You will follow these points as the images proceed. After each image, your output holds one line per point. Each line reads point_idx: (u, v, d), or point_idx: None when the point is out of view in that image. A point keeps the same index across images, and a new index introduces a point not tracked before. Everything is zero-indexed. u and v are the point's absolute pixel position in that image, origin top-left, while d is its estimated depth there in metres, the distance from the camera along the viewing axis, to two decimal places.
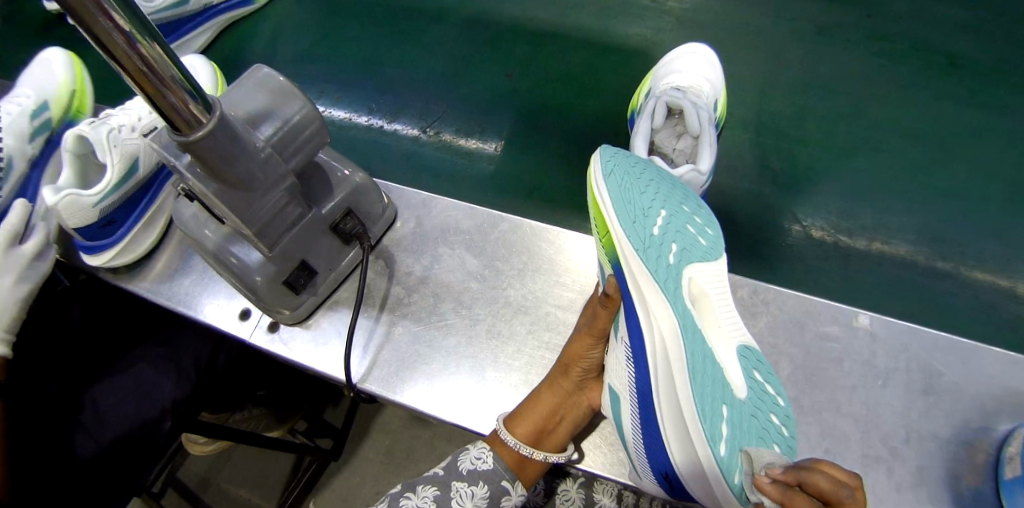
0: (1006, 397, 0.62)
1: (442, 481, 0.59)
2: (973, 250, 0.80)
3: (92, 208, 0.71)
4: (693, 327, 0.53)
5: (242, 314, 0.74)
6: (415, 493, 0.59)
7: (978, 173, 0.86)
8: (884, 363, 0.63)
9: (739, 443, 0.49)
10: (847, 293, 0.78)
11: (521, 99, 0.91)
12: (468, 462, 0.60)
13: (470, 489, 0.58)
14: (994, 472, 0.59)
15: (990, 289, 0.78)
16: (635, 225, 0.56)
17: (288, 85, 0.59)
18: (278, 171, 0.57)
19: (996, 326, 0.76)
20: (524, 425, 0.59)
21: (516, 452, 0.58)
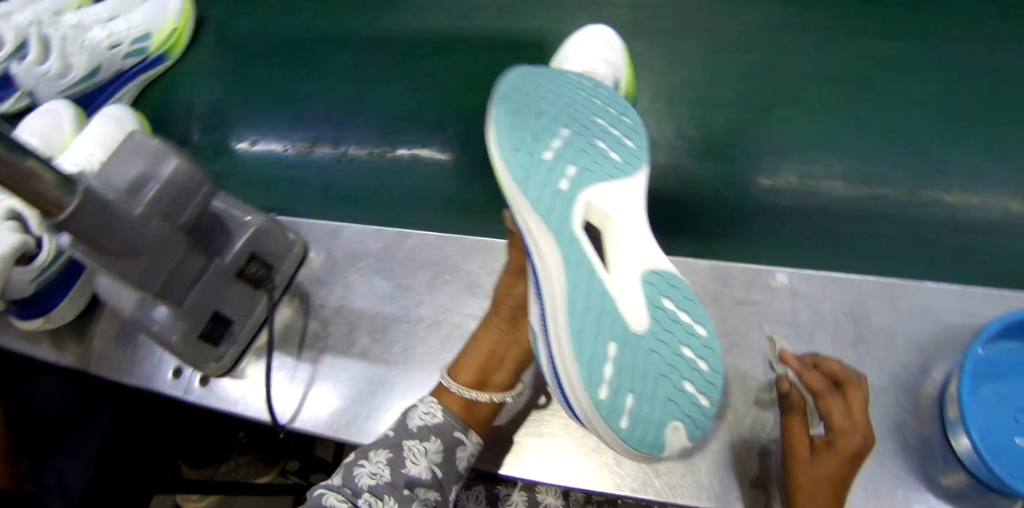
0: (942, 334, 0.60)
1: (394, 442, 0.54)
2: (938, 182, 0.73)
3: (29, 283, 0.68)
4: (580, 258, 0.49)
5: (174, 373, 0.74)
6: (368, 460, 0.53)
7: (921, 107, 0.78)
8: (809, 318, 0.61)
9: (625, 383, 0.47)
10: (805, 256, 0.69)
11: (433, 111, 0.83)
12: (418, 418, 0.55)
13: (422, 445, 0.53)
14: (939, 414, 0.58)
15: (949, 228, 0.71)
16: (520, 150, 0.51)
17: (162, 147, 0.58)
18: (163, 232, 0.58)
19: (961, 267, 0.69)
20: (466, 370, 0.58)
21: (461, 397, 0.56)
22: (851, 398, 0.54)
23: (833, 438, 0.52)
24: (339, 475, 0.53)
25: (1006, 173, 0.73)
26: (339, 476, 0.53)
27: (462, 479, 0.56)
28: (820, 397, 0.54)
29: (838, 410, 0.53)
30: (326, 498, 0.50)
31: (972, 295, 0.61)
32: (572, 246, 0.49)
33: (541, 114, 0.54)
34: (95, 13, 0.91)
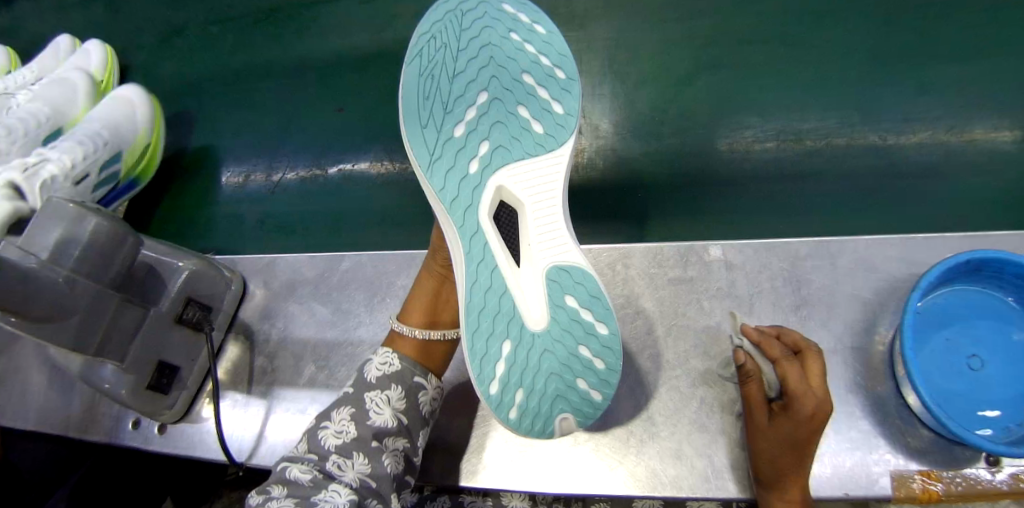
0: (884, 286, 0.58)
1: (355, 399, 0.54)
2: (876, 129, 0.70)
3: None
4: (480, 254, 0.50)
5: (132, 424, 0.72)
6: (332, 421, 0.53)
7: (858, 41, 0.74)
8: (747, 288, 0.59)
9: (515, 380, 0.50)
10: (741, 219, 0.69)
11: (355, 120, 0.83)
12: (376, 369, 0.55)
13: (385, 395, 0.54)
14: (891, 369, 0.56)
15: (888, 168, 0.69)
16: (431, 125, 0.50)
17: (79, 211, 0.57)
18: (87, 291, 0.58)
19: (901, 206, 0.68)
20: (416, 314, 0.58)
21: (414, 340, 0.57)
22: (810, 364, 0.51)
23: (791, 401, 0.50)
24: (305, 441, 0.53)
25: (952, 109, 0.70)
26: (305, 442, 0.53)
27: (430, 423, 0.57)
28: (778, 363, 0.52)
29: (795, 373, 0.50)
30: (293, 469, 0.50)
31: (916, 244, 0.59)
32: (474, 239, 0.50)
33: (457, 78, 0.51)
34: (22, 77, 0.92)
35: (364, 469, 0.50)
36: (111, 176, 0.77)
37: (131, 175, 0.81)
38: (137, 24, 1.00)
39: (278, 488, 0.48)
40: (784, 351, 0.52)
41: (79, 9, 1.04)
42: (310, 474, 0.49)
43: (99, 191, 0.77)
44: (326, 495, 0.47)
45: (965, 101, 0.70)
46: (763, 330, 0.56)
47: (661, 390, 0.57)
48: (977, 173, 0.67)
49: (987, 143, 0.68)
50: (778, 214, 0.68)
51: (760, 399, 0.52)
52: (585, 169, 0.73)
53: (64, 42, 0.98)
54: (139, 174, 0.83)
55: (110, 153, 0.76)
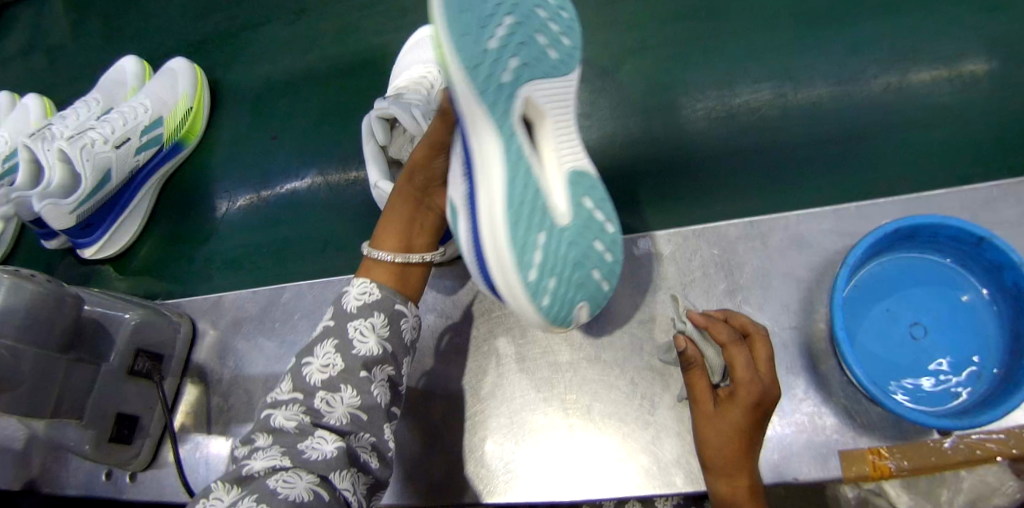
0: (819, 261, 0.57)
1: (337, 331, 0.49)
2: (819, 90, 0.64)
3: (71, 215, 0.74)
4: (518, 154, 0.35)
5: (105, 474, 0.74)
6: (316, 355, 0.49)
7: None
8: (678, 279, 0.58)
9: (550, 274, 0.37)
10: (683, 200, 0.64)
11: (281, 142, 0.80)
12: (354, 300, 0.50)
13: (368, 323, 0.49)
14: (831, 345, 0.55)
15: (836, 120, 0.63)
16: (465, 18, 0.32)
17: (10, 280, 0.57)
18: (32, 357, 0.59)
19: (847, 167, 0.62)
20: (391, 238, 0.53)
21: (390, 265, 0.52)
22: (758, 351, 0.47)
23: (736, 389, 0.46)
24: (288, 379, 0.49)
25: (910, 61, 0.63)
26: (289, 379, 0.49)
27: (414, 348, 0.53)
28: (725, 348, 0.47)
29: (744, 362, 0.45)
30: (277, 417, 0.47)
31: (847, 213, 0.57)
32: (508, 142, 0.35)
33: None
34: None
35: (351, 408, 0.47)
36: (155, 138, 0.79)
37: (174, 138, 0.81)
38: (73, 71, 1.00)
39: (264, 437, 0.46)
40: (731, 335, 0.47)
41: (16, 61, 1.04)
42: (297, 420, 0.46)
43: (145, 153, 0.79)
44: (312, 441, 0.45)
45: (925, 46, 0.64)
46: (710, 312, 0.50)
47: (602, 392, 0.56)
48: (942, 128, 0.61)
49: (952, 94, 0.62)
50: (721, 196, 0.64)
51: (707, 387, 0.48)
52: None
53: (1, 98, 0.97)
54: (184, 136, 0.83)
55: (150, 119, 0.78)
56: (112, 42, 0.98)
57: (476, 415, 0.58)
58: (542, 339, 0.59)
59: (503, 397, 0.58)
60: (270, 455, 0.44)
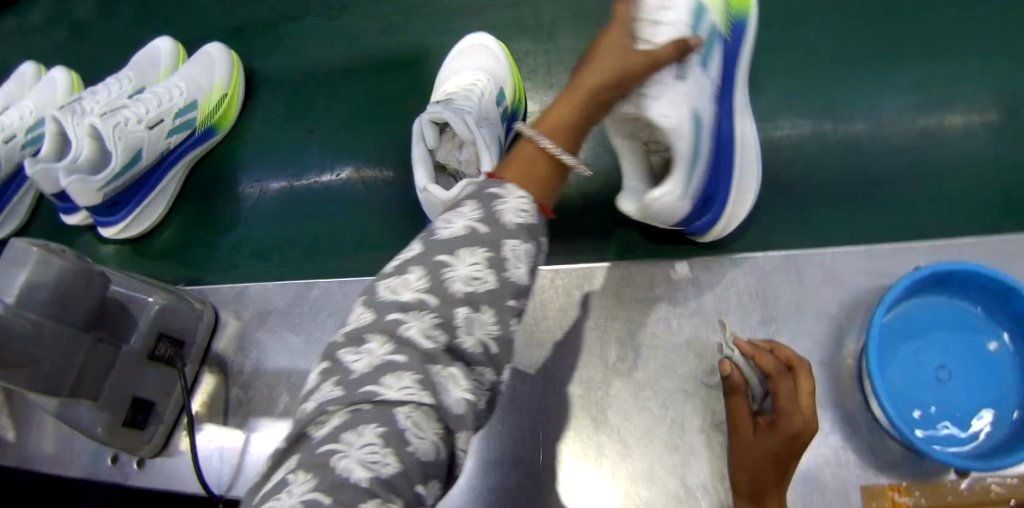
0: (852, 299, 0.58)
1: (495, 229, 0.33)
2: (863, 127, 0.64)
3: (99, 192, 0.73)
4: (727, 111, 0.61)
5: (111, 459, 0.73)
6: (455, 256, 0.31)
7: (843, 17, 0.67)
8: (713, 306, 0.59)
9: None
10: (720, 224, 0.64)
11: (315, 135, 0.80)
12: (516, 209, 0.33)
13: (528, 245, 0.33)
14: (858, 381, 0.56)
15: (884, 157, 0.63)
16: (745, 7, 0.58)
17: (42, 252, 0.58)
18: (56, 334, 0.59)
19: (889, 205, 0.61)
20: (564, 131, 0.38)
21: (556, 162, 0.37)
22: (801, 384, 0.48)
23: (778, 418, 0.47)
24: (418, 270, 0.31)
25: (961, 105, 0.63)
26: (420, 270, 0.31)
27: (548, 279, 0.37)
28: (769, 378, 0.49)
29: (788, 392, 0.47)
30: (409, 327, 0.30)
31: (880, 254, 0.59)
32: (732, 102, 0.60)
33: None
34: None
35: (498, 340, 0.32)
36: (187, 122, 0.78)
37: (207, 123, 0.81)
38: (100, 48, 0.98)
39: (381, 343, 0.29)
40: (778, 366, 0.49)
41: (41, 30, 1.03)
42: (437, 343, 0.30)
43: (177, 136, 0.78)
44: (449, 375, 0.30)
45: (977, 89, 0.63)
46: (755, 342, 0.52)
47: (632, 411, 0.57)
48: (988, 173, 0.61)
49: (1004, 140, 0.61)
50: (760, 228, 0.63)
51: (749, 413, 0.50)
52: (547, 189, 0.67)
53: (27, 69, 0.96)
54: (217, 123, 0.82)
55: (185, 102, 0.78)
56: (143, 22, 0.97)
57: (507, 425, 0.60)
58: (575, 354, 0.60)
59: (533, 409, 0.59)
60: (405, 382, 0.28)
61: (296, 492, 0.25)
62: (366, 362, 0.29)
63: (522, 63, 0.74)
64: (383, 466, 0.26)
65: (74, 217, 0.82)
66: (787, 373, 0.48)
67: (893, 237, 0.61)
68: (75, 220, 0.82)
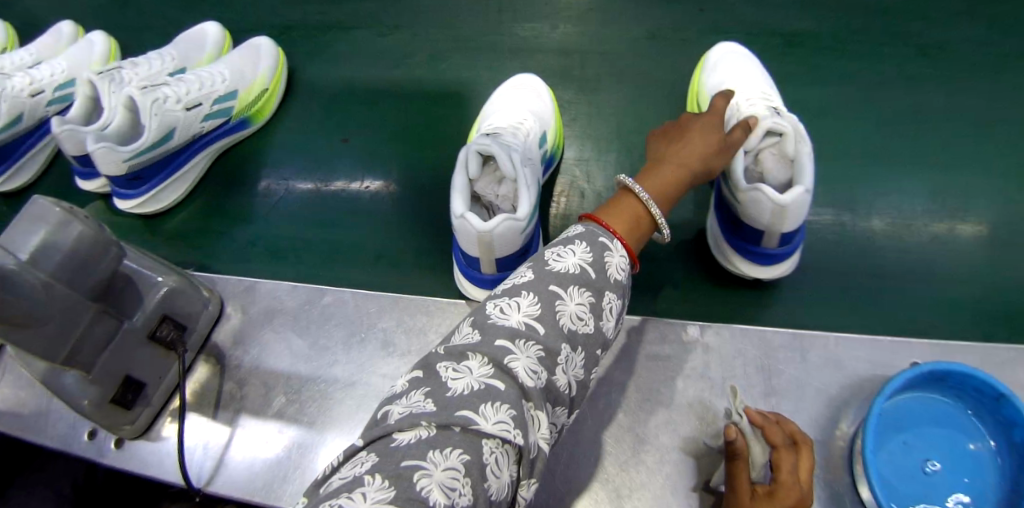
0: (851, 385, 0.60)
1: (595, 285, 0.44)
2: (878, 223, 0.67)
3: (125, 163, 0.71)
4: None
5: (88, 434, 0.71)
6: (568, 296, 0.42)
7: (870, 118, 0.71)
8: (719, 372, 0.61)
9: None
10: (734, 293, 0.66)
11: (349, 142, 0.81)
12: (619, 268, 0.45)
13: (617, 303, 0.45)
14: (850, 466, 0.57)
15: (894, 255, 0.66)
16: None
17: (63, 214, 0.57)
18: (65, 298, 0.58)
19: (894, 301, 0.65)
20: (656, 189, 0.51)
21: (645, 213, 0.49)
22: (803, 460, 0.51)
23: (776, 489, 0.49)
24: (531, 299, 0.41)
25: (974, 220, 0.67)
26: (534, 300, 0.41)
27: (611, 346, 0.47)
28: (774, 449, 0.51)
29: (789, 465, 0.50)
30: (513, 359, 0.38)
31: (882, 346, 0.61)
32: None
33: None
34: (19, 61, 0.91)
35: (571, 386, 0.42)
36: (224, 110, 0.78)
37: (243, 114, 0.81)
38: (144, 21, 0.99)
39: (484, 365, 0.37)
40: (784, 439, 0.51)
41: None
42: (533, 379, 0.38)
43: (211, 121, 0.78)
44: (533, 416, 0.37)
45: (990, 206, 0.67)
46: (765, 413, 0.54)
47: (630, 463, 0.58)
48: (990, 285, 0.64)
49: (1012, 259, 0.65)
50: (772, 304, 0.65)
51: (746, 481, 0.50)
52: None
53: (66, 27, 0.96)
54: (253, 115, 0.82)
55: (226, 90, 0.78)
56: (191, 4, 0.98)
57: None
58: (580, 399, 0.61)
59: None
60: (499, 413, 0.35)
61: (373, 495, 0.30)
62: (468, 381, 0.36)
63: (565, 111, 0.76)
64: (461, 489, 0.32)
65: (91, 183, 0.81)
66: (795, 450, 0.51)
67: (894, 332, 0.63)
68: (92, 186, 0.81)
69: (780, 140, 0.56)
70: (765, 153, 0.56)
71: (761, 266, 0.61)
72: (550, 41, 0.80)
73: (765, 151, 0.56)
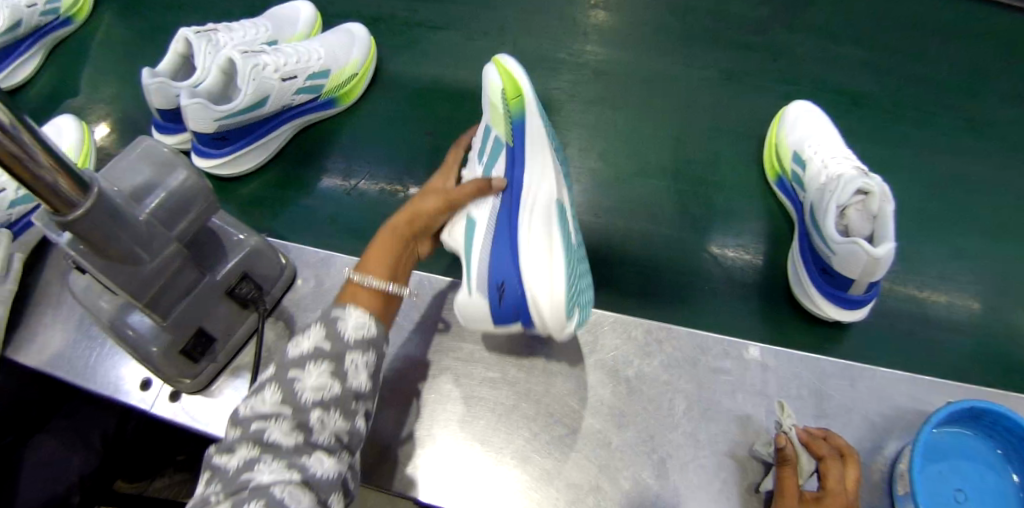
0: (894, 415, 0.65)
1: (333, 354, 0.46)
2: (917, 276, 0.76)
3: (213, 122, 0.73)
4: None
5: (142, 384, 0.72)
6: (306, 372, 0.45)
7: (919, 184, 0.80)
8: (776, 390, 0.65)
9: None
10: (793, 322, 0.71)
11: (434, 135, 0.84)
12: (352, 331, 0.48)
13: (365, 358, 0.48)
14: (889, 490, 0.62)
15: (931, 307, 0.74)
16: None
17: (172, 155, 0.57)
18: (161, 239, 0.55)
19: (931, 348, 0.72)
20: (377, 263, 0.53)
21: (377, 291, 0.51)
22: (849, 471, 0.55)
23: (824, 496, 0.54)
24: (274, 390, 0.44)
25: (999, 287, 0.75)
26: (276, 390, 0.44)
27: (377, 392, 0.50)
28: (822, 460, 0.56)
29: (834, 474, 0.55)
30: (269, 431, 0.42)
31: (924, 385, 0.67)
32: None
33: None
34: None
35: (339, 440, 0.45)
36: (315, 87, 0.81)
37: (333, 94, 0.83)
38: None
39: (251, 448, 0.41)
40: (831, 452, 0.56)
41: None
42: (291, 440, 0.42)
43: (302, 96, 0.80)
44: (313, 460, 0.42)
45: (1008, 279, 0.76)
46: (811, 430, 0.60)
47: (690, 465, 0.61)
48: (1011, 343, 0.72)
49: None
50: (824, 336, 0.71)
51: (795, 488, 0.54)
52: (647, 253, 0.73)
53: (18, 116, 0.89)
54: (340, 96, 0.85)
55: (320, 67, 0.80)
56: None
57: (565, 449, 0.61)
58: (646, 402, 0.63)
59: (598, 441, 0.62)
60: (274, 472, 0.40)
61: None
62: (236, 459, 0.41)
63: (646, 133, 0.80)
64: None
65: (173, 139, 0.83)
66: (841, 463, 0.56)
67: (928, 375, 0.70)
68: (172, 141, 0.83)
69: (865, 199, 0.64)
70: (852, 209, 0.65)
71: (839, 309, 0.67)
72: (638, 66, 0.85)
73: (851, 206, 0.65)
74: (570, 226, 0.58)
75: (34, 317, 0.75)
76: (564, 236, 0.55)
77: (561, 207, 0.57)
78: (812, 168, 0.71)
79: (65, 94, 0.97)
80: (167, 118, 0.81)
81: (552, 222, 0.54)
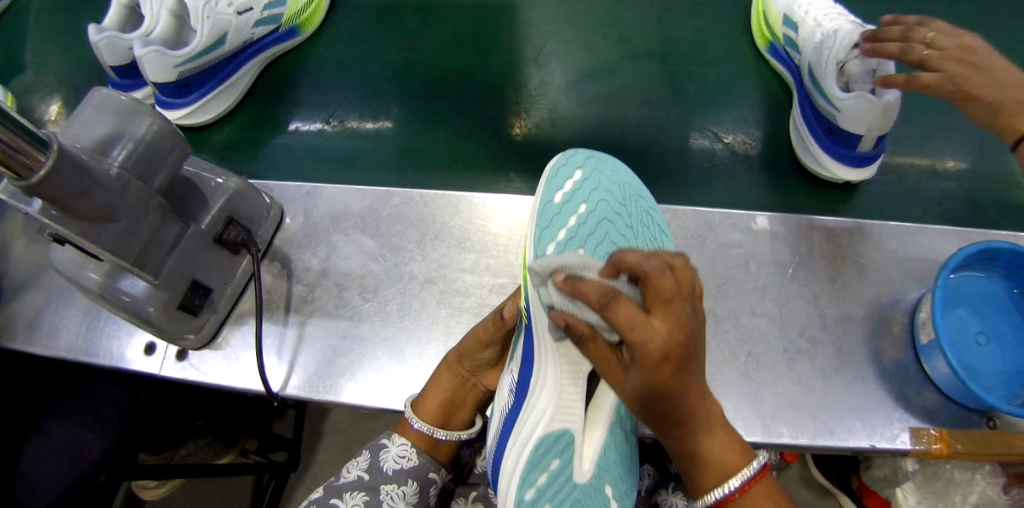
0: (909, 264, 0.64)
1: (370, 485, 0.55)
2: (917, 127, 0.74)
3: (174, 69, 0.69)
4: None
5: (147, 349, 0.71)
6: (342, 501, 0.54)
7: None
8: (789, 256, 0.64)
9: None
10: (796, 189, 0.70)
11: (405, 54, 0.80)
12: (393, 462, 0.56)
13: (400, 490, 0.55)
14: (911, 339, 0.61)
15: (934, 156, 0.73)
16: None
17: (133, 103, 0.51)
18: (140, 194, 0.52)
19: (938, 196, 0.71)
20: (431, 409, 0.57)
21: (425, 434, 0.57)
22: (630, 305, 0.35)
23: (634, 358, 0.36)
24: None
25: None
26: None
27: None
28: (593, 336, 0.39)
29: (626, 324, 0.35)
30: None
31: (937, 233, 0.65)
32: None
33: None
34: None
35: None
36: (273, 17, 0.75)
37: (293, 22, 0.78)
38: None
39: None
40: (601, 297, 0.35)
41: None
42: None
43: (261, 28, 0.75)
44: None
45: None
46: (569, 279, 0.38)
47: (712, 341, 0.60)
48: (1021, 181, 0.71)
49: None
50: (830, 199, 0.69)
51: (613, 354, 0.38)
52: (644, 141, 0.73)
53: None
54: (302, 23, 0.80)
55: None
56: None
57: None
58: None
59: None
60: None
61: None
62: None
63: (626, 23, 0.78)
64: None
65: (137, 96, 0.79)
66: (615, 296, 0.35)
67: (939, 224, 0.70)
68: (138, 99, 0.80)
69: None
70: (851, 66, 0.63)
71: (849, 169, 0.66)
72: None
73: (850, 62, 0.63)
74: (560, 459, 0.47)
75: (31, 301, 0.74)
76: (543, 484, 0.47)
77: (550, 439, 0.47)
78: (804, 29, 0.67)
79: (9, 71, 0.92)
80: (125, 76, 0.77)
81: (524, 459, 0.47)
